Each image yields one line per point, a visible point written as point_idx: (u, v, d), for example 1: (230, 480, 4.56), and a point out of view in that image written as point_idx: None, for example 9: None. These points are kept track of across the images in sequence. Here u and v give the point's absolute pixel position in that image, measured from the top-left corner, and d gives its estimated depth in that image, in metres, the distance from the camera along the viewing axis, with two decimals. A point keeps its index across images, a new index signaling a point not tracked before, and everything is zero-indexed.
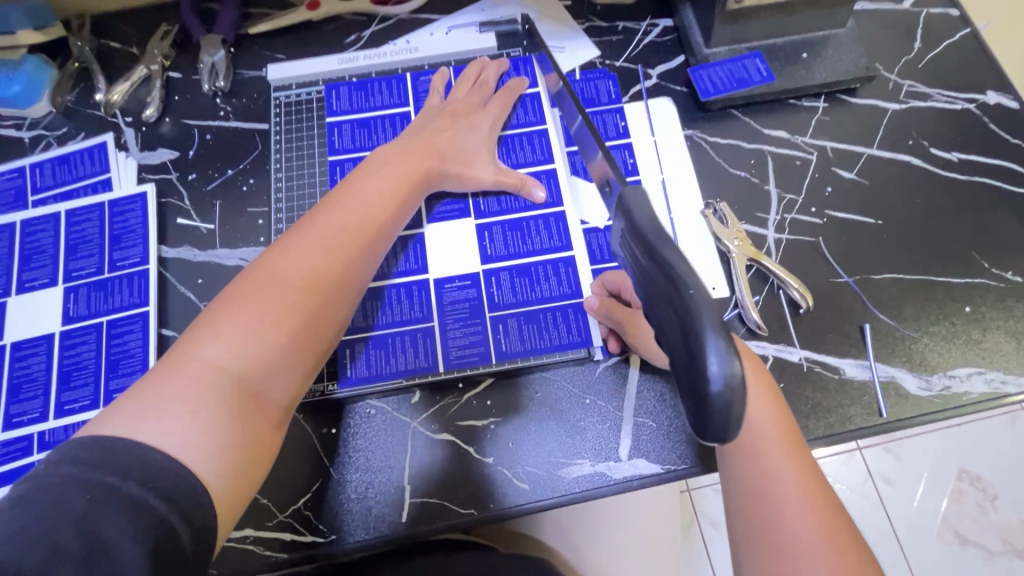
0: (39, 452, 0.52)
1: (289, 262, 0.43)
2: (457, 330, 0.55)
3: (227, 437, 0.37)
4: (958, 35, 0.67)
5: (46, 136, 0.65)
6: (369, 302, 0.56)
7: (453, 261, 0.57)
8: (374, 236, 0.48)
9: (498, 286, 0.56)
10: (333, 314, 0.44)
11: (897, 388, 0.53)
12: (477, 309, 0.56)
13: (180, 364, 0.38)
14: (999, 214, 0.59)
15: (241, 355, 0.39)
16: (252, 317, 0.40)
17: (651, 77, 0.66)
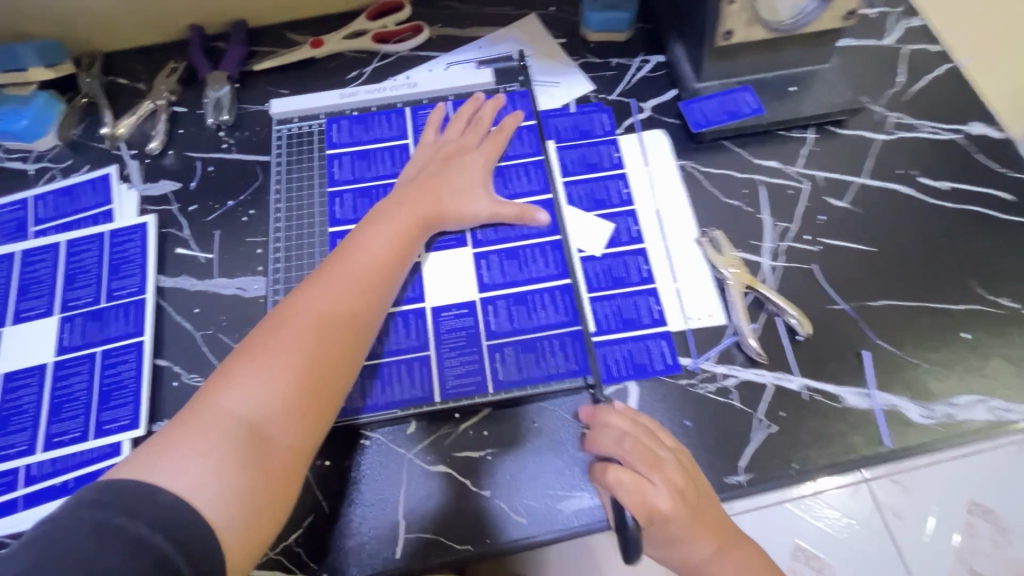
0: (24, 486, 0.51)
1: (299, 313, 0.45)
2: (455, 359, 0.55)
3: (246, 481, 0.38)
4: (940, 70, 0.69)
5: (51, 169, 0.66)
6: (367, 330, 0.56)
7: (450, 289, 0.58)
8: (380, 279, 0.50)
9: (495, 315, 0.56)
10: (342, 355, 0.45)
11: (899, 417, 0.52)
12: (474, 338, 0.55)
13: (202, 417, 0.40)
14: (990, 240, 0.60)
15: (260, 404, 0.41)
16: (262, 362, 0.42)
17: (644, 110, 0.67)
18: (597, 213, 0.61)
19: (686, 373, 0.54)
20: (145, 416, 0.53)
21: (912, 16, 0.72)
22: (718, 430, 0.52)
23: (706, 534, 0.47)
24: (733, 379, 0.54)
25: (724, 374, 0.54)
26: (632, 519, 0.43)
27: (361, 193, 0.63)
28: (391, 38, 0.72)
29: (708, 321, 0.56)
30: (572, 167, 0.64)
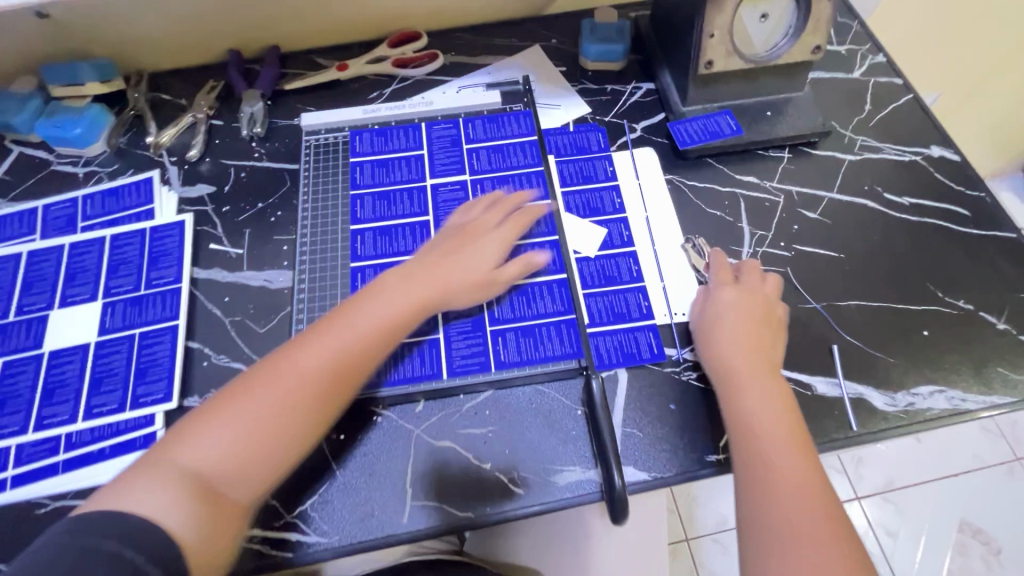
0: (64, 452, 0.55)
1: (274, 378, 0.49)
2: (461, 343, 0.60)
3: (185, 528, 0.42)
4: (902, 100, 0.77)
5: (99, 172, 0.73)
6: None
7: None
8: (360, 354, 0.52)
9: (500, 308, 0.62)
10: (304, 422, 0.48)
11: (865, 404, 0.57)
12: (479, 326, 0.61)
13: (164, 461, 0.44)
14: (949, 249, 0.66)
15: (213, 459, 0.45)
16: (231, 426, 0.46)
17: (635, 129, 0.75)
18: (592, 219, 0.68)
19: (671, 362, 0.60)
20: (178, 391, 0.59)
21: (877, 52, 0.80)
22: (700, 412, 0.57)
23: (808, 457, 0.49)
24: None
25: None
26: (618, 481, 0.51)
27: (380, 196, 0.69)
28: (408, 63, 0.80)
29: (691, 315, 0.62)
30: (570, 179, 0.71)
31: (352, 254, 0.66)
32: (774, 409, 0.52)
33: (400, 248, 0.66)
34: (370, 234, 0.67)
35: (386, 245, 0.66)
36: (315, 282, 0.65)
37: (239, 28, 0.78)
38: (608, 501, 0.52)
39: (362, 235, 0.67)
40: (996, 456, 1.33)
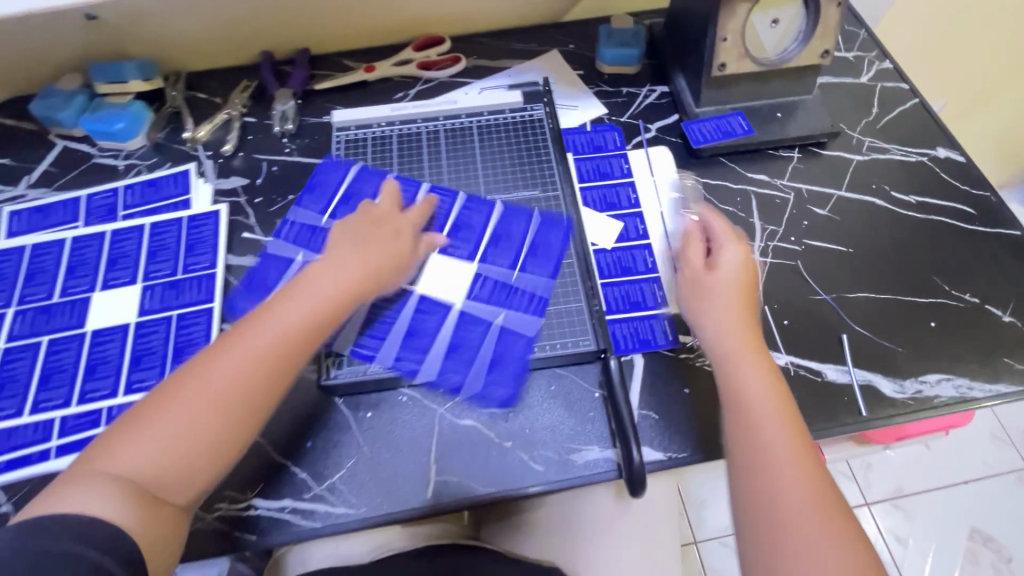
0: (106, 424, 0.58)
1: (201, 380, 0.48)
2: (519, 301, 0.63)
3: (132, 528, 0.42)
4: (908, 104, 0.79)
5: (138, 165, 0.77)
6: (423, 327, 0.61)
7: (464, 236, 0.67)
8: (291, 343, 0.52)
9: (498, 248, 0.66)
10: (242, 418, 0.48)
11: (874, 390, 0.59)
12: (510, 282, 0.64)
13: (93, 469, 0.44)
14: (955, 245, 0.68)
15: (146, 463, 0.45)
16: (162, 429, 0.46)
17: (650, 130, 0.78)
18: (609, 214, 0.70)
19: (686, 348, 0.62)
20: None
21: (884, 59, 0.83)
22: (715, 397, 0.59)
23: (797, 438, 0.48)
24: None
25: None
26: (637, 456, 0.53)
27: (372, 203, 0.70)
28: (433, 66, 0.84)
29: None
30: (587, 176, 0.73)
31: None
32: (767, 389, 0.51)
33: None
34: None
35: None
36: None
37: (273, 31, 0.82)
38: (627, 475, 0.53)
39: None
40: (1006, 464, 1.33)
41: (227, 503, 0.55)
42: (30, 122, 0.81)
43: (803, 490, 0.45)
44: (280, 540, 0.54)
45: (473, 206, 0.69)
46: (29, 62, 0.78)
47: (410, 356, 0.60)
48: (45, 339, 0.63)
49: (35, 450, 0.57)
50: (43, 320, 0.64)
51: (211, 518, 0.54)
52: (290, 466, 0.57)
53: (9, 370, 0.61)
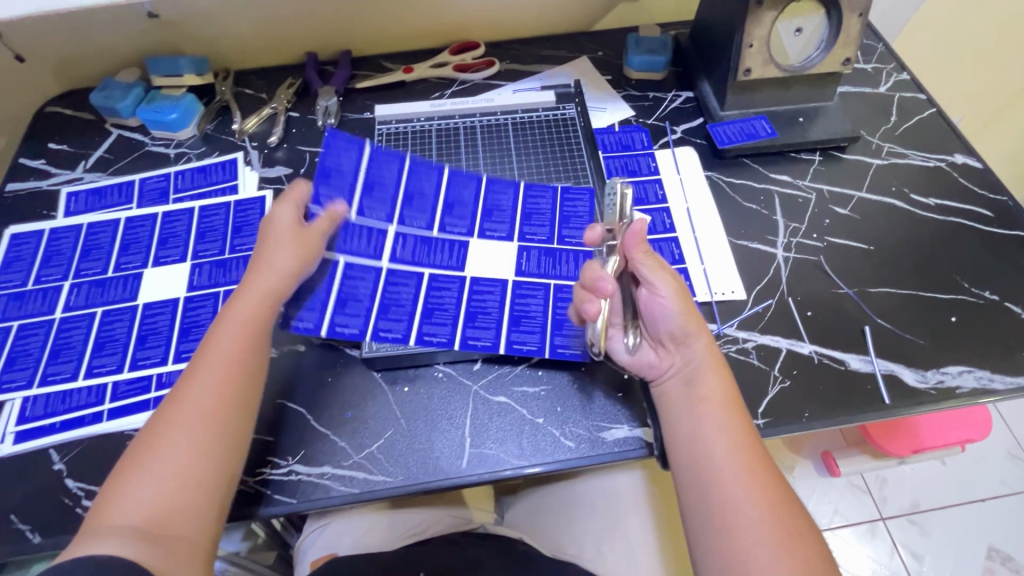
0: (156, 389, 0.61)
1: (177, 419, 0.48)
2: (566, 265, 0.67)
3: (156, 561, 0.41)
4: (926, 113, 0.82)
5: (188, 153, 0.81)
6: (487, 304, 0.64)
7: (498, 216, 0.69)
8: (245, 354, 0.52)
9: (529, 223, 0.69)
10: (227, 429, 0.49)
11: (896, 379, 0.61)
12: (550, 248, 0.68)
13: (101, 524, 0.43)
14: (974, 246, 0.70)
15: (149, 503, 0.44)
16: (156, 468, 0.45)
17: (676, 131, 0.81)
18: (636, 208, 0.73)
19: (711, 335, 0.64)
20: None
21: (901, 71, 0.87)
22: (742, 383, 0.61)
23: (749, 450, 0.49)
24: (752, 342, 0.64)
25: (744, 338, 0.64)
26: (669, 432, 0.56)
27: (416, 191, 0.68)
28: (468, 68, 0.88)
29: (731, 296, 0.67)
30: (616, 172, 0.76)
31: (390, 256, 0.65)
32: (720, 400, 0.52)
33: (437, 261, 0.66)
34: (412, 239, 0.66)
35: (422, 254, 0.66)
36: (348, 288, 0.62)
37: (319, 34, 0.87)
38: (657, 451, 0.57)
39: (403, 238, 0.66)
40: None
41: (270, 467, 0.57)
42: (88, 111, 0.85)
43: (752, 497, 0.46)
44: (319, 503, 0.55)
45: (500, 188, 0.71)
46: (93, 56, 0.84)
47: (481, 337, 0.62)
48: (99, 310, 0.67)
49: (90, 412, 0.60)
50: (98, 293, 0.68)
51: (253, 482, 0.56)
52: (330, 435, 0.59)
53: (66, 338, 0.65)
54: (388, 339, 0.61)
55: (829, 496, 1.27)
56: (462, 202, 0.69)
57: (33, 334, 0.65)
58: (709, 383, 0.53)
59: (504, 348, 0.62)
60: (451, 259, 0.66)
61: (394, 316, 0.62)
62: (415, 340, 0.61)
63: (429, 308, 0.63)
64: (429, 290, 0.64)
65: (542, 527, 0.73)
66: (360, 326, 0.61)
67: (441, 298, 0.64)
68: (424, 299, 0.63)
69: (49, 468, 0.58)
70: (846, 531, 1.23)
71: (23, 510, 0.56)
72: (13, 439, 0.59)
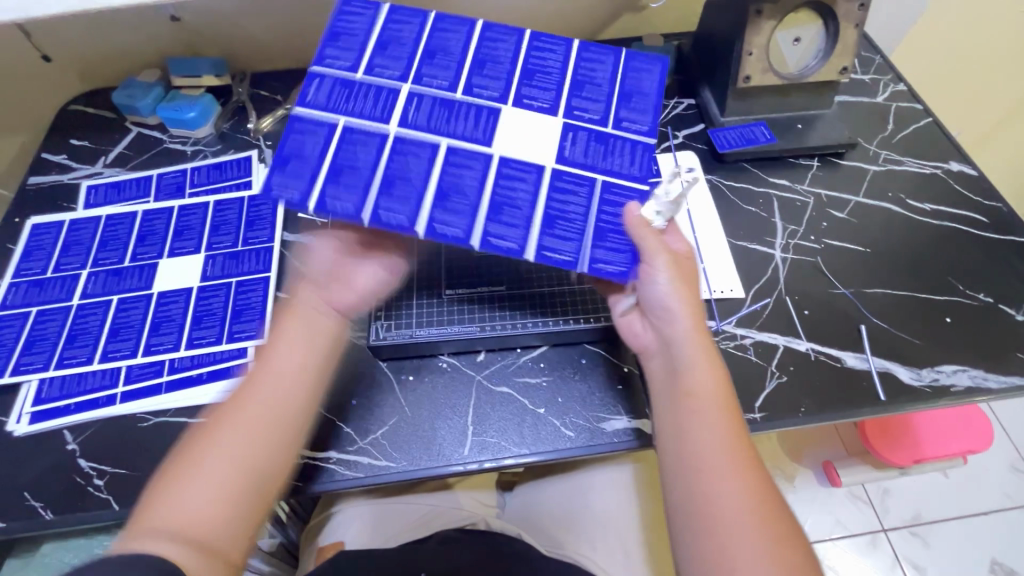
0: (167, 374, 0.63)
1: (230, 424, 0.48)
2: (620, 159, 0.55)
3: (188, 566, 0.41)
4: (922, 122, 0.84)
5: (204, 151, 0.84)
6: (517, 194, 0.52)
7: (540, 80, 0.57)
8: (308, 370, 0.52)
9: (579, 94, 0.57)
10: (279, 441, 0.48)
11: (891, 376, 0.62)
12: (604, 132, 0.56)
13: (150, 517, 0.43)
14: (968, 249, 0.72)
15: (195, 504, 0.44)
16: (204, 470, 0.45)
17: (678, 137, 0.83)
18: None
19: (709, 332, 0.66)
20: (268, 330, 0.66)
21: (898, 82, 0.89)
22: (738, 379, 0.62)
23: (739, 449, 0.47)
24: (750, 339, 0.65)
25: (742, 335, 0.66)
26: None
27: (437, 48, 0.57)
28: None
29: (730, 295, 0.68)
30: None
31: (399, 120, 0.54)
32: (710, 389, 0.49)
33: (458, 130, 0.54)
34: (428, 101, 0.54)
35: (441, 122, 0.54)
36: (346, 156, 0.52)
37: None
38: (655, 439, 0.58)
39: (418, 99, 0.54)
40: None
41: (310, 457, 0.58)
42: (108, 109, 0.89)
43: (740, 490, 0.44)
44: (324, 487, 0.57)
45: (548, 43, 0.58)
46: (117, 56, 0.87)
47: (506, 229, 0.52)
48: (115, 298, 0.69)
49: (104, 395, 0.62)
50: (114, 281, 0.70)
51: None
52: (335, 421, 0.61)
53: (82, 323, 0.67)
54: (391, 221, 0.50)
55: (830, 506, 1.25)
56: (496, 59, 0.57)
57: (50, 319, 0.67)
58: (698, 370, 0.50)
59: (531, 254, 0.51)
60: (476, 130, 0.54)
61: (401, 194, 0.51)
62: (424, 229, 0.50)
63: (443, 188, 0.51)
64: (445, 166, 0.53)
65: (538, 524, 0.73)
66: (356, 203, 0.50)
67: (459, 177, 0.52)
68: (436, 179, 0.52)
69: (62, 448, 0.59)
70: (844, 542, 1.21)
71: (37, 488, 0.57)
72: (30, 419, 0.61)
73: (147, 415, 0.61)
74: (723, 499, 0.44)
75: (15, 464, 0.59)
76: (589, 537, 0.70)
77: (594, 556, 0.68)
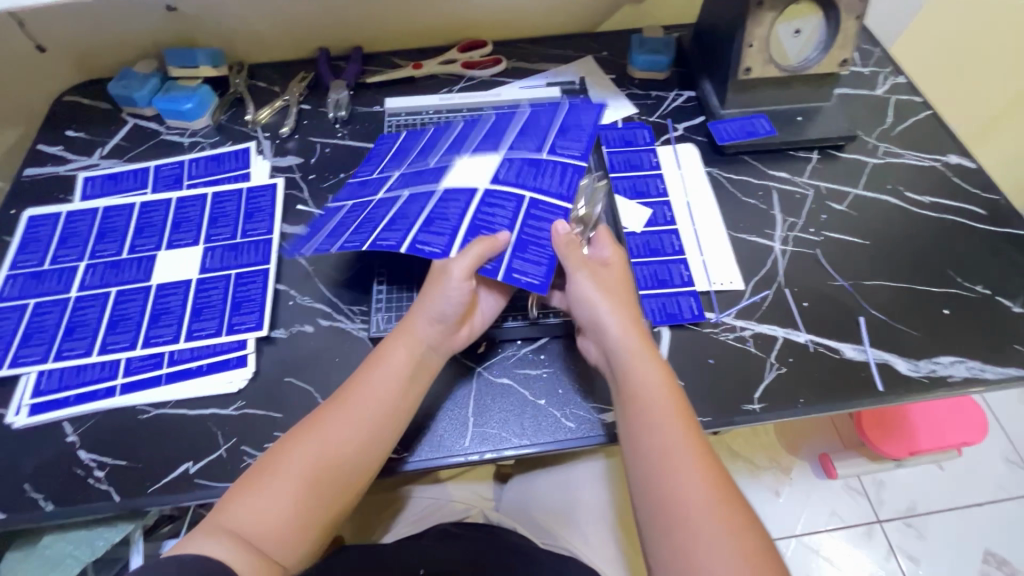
0: (167, 366, 0.63)
1: (307, 448, 0.51)
2: (550, 179, 0.66)
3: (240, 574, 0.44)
4: (921, 115, 0.84)
5: (202, 142, 0.83)
6: (450, 211, 0.63)
7: (484, 139, 0.71)
8: (391, 412, 0.53)
9: (517, 137, 0.70)
10: (348, 476, 0.51)
11: (889, 368, 0.63)
12: (538, 159, 0.68)
13: (222, 518, 0.47)
14: (966, 241, 0.72)
15: (260, 518, 0.48)
16: (277, 488, 0.49)
17: (678, 129, 0.83)
18: (638, 201, 0.75)
19: (710, 323, 0.66)
20: (267, 322, 0.66)
21: (898, 75, 0.89)
22: (737, 371, 0.63)
23: (693, 441, 0.49)
24: (749, 330, 0.65)
25: (742, 326, 0.66)
26: None
27: (404, 148, 0.74)
28: (476, 66, 0.90)
29: (730, 286, 0.69)
30: (618, 166, 0.78)
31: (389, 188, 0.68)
32: (659, 389, 0.52)
33: (411, 187, 0.67)
34: (391, 180, 0.69)
35: (400, 185, 0.68)
36: (318, 227, 0.66)
37: (333, 31, 0.90)
38: None
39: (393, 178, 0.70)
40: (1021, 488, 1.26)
41: (384, 455, 0.58)
42: (104, 100, 0.88)
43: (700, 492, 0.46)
44: None
45: (497, 117, 0.75)
46: (113, 47, 0.86)
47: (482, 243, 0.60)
48: (114, 290, 0.68)
49: (103, 387, 0.62)
50: (113, 273, 0.70)
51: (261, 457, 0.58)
52: None
53: (81, 315, 0.66)
54: (382, 245, 0.60)
55: (825, 498, 1.25)
56: (448, 135, 0.73)
57: (48, 311, 0.67)
58: (648, 376, 0.53)
59: (502, 276, 0.58)
60: (424, 180, 0.67)
61: (396, 226, 0.62)
62: (406, 245, 0.59)
63: (391, 218, 0.63)
64: (397, 206, 0.65)
65: (533, 516, 0.73)
66: (353, 246, 0.61)
67: (445, 209, 0.63)
68: (427, 212, 0.63)
69: (62, 439, 0.59)
70: (840, 534, 1.22)
71: (37, 480, 0.57)
72: (28, 412, 0.61)
73: (147, 406, 0.61)
74: (685, 492, 0.46)
75: (14, 456, 0.59)
76: (584, 538, 0.69)
77: (588, 555, 0.67)
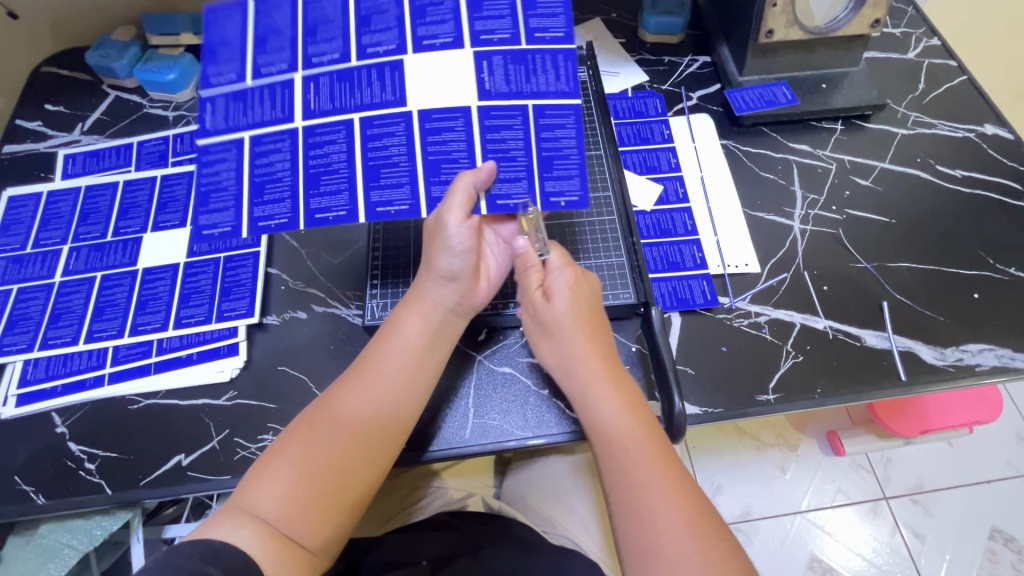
0: (156, 355, 0.60)
1: (326, 426, 0.48)
2: (545, 77, 0.55)
3: (258, 558, 0.42)
4: (956, 81, 0.78)
5: (187, 116, 0.78)
6: (451, 146, 0.53)
7: (433, 13, 0.55)
8: (409, 383, 0.50)
9: (480, 13, 0.55)
10: (371, 453, 0.48)
11: (914, 356, 0.59)
12: (520, 50, 0.55)
13: (237, 505, 0.44)
14: (1000, 220, 0.67)
15: (275, 501, 0.44)
16: (293, 471, 0.45)
17: (691, 98, 0.78)
18: (648, 177, 0.71)
19: (723, 309, 0.63)
20: (258, 308, 0.63)
21: (932, 36, 0.82)
22: (748, 361, 0.59)
23: (665, 471, 0.47)
24: (765, 316, 0.62)
25: (757, 312, 0.62)
26: (677, 406, 0.54)
27: (317, 18, 0.55)
28: None
29: (744, 269, 0.65)
30: (628, 139, 0.73)
31: (304, 111, 0.54)
32: (623, 420, 0.50)
33: (367, 98, 0.54)
34: (327, 80, 0.54)
35: (345, 96, 0.54)
36: (262, 169, 0.53)
37: None
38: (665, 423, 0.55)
39: (315, 85, 0.54)
40: None
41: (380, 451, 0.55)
42: (83, 72, 0.83)
43: (681, 520, 0.44)
44: None
45: None
46: (88, 12, 0.81)
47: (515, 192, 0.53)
48: (99, 274, 0.66)
49: (90, 376, 0.60)
50: (97, 257, 0.67)
51: (256, 449, 0.56)
52: None
53: (66, 302, 0.64)
54: (392, 210, 0.53)
55: (832, 475, 1.21)
56: (379, 8, 0.55)
57: (32, 297, 0.64)
58: (613, 409, 0.51)
59: (541, 204, 0.53)
60: (385, 91, 0.54)
61: (390, 179, 0.53)
62: (426, 207, 0.53)
63: (373, 166, 0.53)
64: (367, 140, 0.54)
65: (528, 503, 0.71)
66: (349, 202, 0.53)
67: (444, 144, 0.53)
68: (422, 152, 0.53)
69: (52, 430, 0.58)
70: (848, 509, 1.18)
71: (29, 472, 0.56)
72: (16, 402, 0.59)
73: (137, 397, 0.59)
74: (661, 530, 0.44)
75: (5, 447, 0.57)
76: (585, 529, 0.67)
77: (590, 549, 0.65)
